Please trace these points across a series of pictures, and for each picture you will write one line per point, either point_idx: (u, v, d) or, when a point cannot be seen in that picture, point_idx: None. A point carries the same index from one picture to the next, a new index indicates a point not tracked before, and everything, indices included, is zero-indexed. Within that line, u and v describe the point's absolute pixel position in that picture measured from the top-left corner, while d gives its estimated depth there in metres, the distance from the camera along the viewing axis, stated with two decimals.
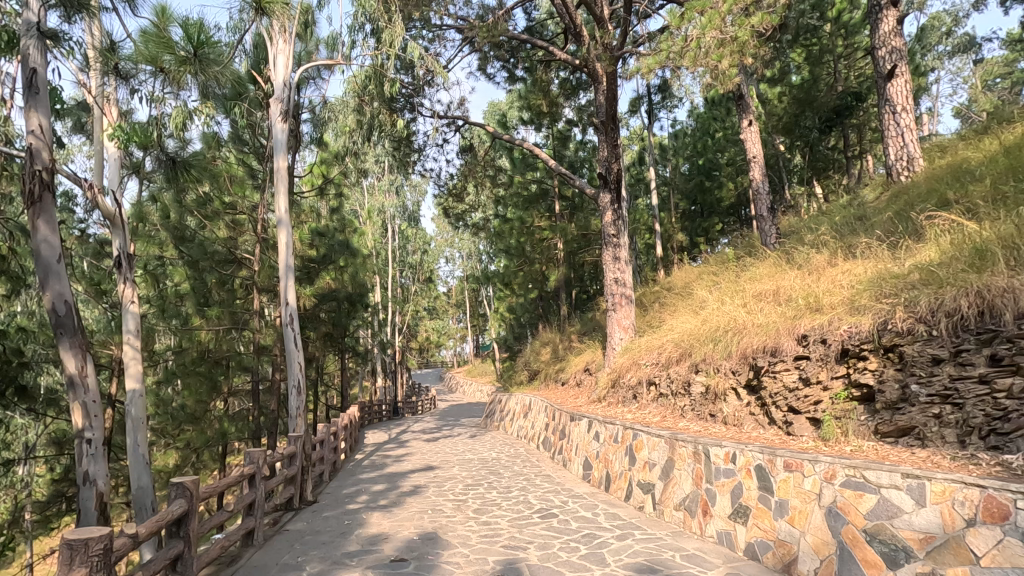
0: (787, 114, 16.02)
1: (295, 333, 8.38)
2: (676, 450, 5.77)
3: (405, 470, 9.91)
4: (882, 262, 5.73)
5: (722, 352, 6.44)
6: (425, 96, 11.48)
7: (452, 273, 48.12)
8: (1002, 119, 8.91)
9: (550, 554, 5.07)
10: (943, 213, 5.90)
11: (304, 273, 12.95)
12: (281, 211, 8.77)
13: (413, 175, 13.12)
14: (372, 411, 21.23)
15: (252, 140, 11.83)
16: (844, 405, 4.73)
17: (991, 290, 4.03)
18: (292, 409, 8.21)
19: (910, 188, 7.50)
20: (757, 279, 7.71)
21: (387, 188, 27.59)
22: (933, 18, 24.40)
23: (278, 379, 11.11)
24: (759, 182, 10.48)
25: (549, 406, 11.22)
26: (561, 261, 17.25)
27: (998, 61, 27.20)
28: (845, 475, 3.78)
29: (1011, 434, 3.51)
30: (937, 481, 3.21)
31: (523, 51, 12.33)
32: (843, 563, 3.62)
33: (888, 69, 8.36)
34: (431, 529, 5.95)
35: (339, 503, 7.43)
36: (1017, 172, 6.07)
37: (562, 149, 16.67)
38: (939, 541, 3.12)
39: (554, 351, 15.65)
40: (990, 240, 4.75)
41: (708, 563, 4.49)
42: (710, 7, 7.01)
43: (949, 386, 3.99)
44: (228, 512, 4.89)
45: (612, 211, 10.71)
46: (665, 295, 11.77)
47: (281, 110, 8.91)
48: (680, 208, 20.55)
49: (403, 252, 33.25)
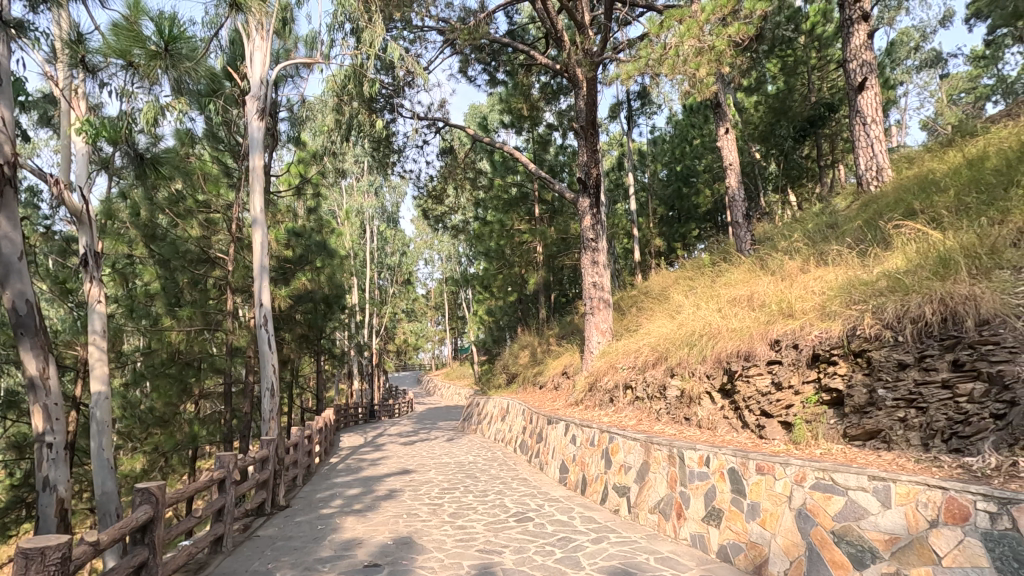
0: (764, 123, 16.69)
1: (268, 334, 8.25)
2: (651, 453, 5.82)
3: (381, 474, 9.80)
4: (851, 270, 5.87)
5: (696, 356, 6.53)
6: (405, 98, 11.37)
7: (431, 275, 47.91)
8: (965, 132, 9.23)
9: (524, 558, 5.05)
10: (909, 223, 6.08)
11: (280, 274, 12.74)
12: (257, 210, 8.61)
13: (393, 176, 13.01)
14: (348, 414, 20.98)
15: (227, 138, 11.63)
16: (815, 409, 4.84)
17: (953, 297, 4.16)
18: (265, 412, 8.04)
19: (879, 198, 7.71)
20: (731, 285, 7.84)
21: (366, 189, 27.40)
22: (901, 33, 25.25)
23: (252, 381, 10.90)
24: (735, 190, 10.64)
25: (526, 410, 11.23)
26: (540, 264, 17.30)
27: (962, 76, 28.19)
28: (814, 477, 3.86)
29: (972, 437, 3.63)
30: (902, 483, 3.30)
31: (504, 54, 12.26)
32: (812, 563, 3.69)
33: (859, 81, 8.59)
34: (405, 534, 5.88)
35: (312, 508, 7.31)
36: (980, 182, 6.27)
37: (543, 153, 16.76)
38: (904, 542, 3.19)
39: (532, 353, 15.71)
40: (953, 249, 4.90)
41: (681, 566, 4.54)
42: (688, 16, 7.12)
43: (914, 390, 4.11)
44: (196, 518, 4.77)
45: (591, 215, 10.79)
46: (642, 299, 11.88)
47: (257, 108, 8.76)
48: (658, 213, 20.81)
49: (381, 253, 32.97)
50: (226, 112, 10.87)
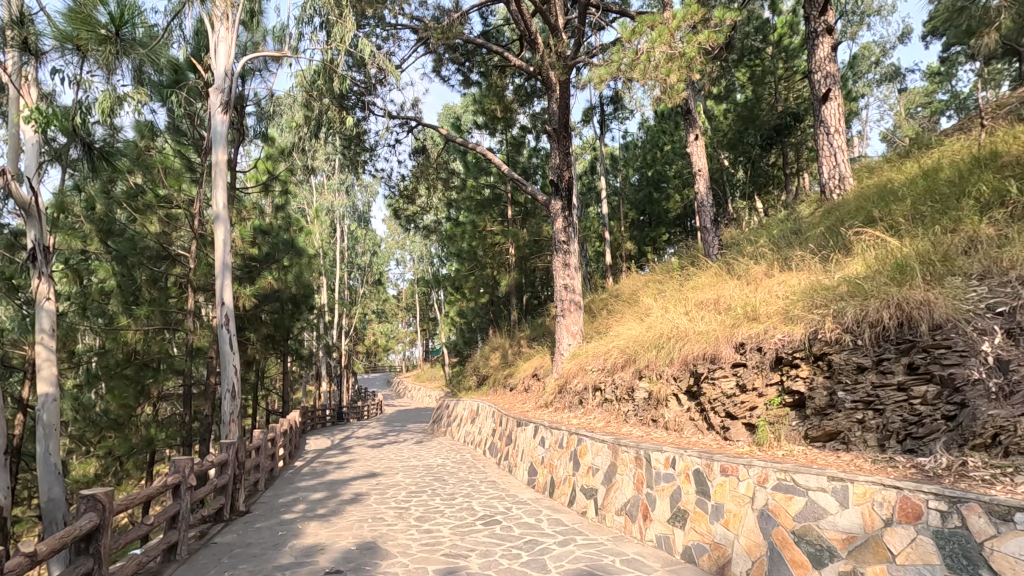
0: (732, 130, 16.97)
1: (230, 333, 7.95)
2: (619, 455, 5.84)
3: (347, 477, 9.60)
4: (814, 275, 6.02)
5: (664, 359, 6.58)
6: (377, 96, 11.13)
7: (403, 275, 47.54)
8: (921, 144, 9.60)
9: (491, 561, 5.00)
10: (869, 230, 6.28)
11: (244, 272, 12.30)
12: (220, 206, 8.32)
13: (364, 175, 12.80)
14: (315, 416, 20.57)
15: (191, 131, 11.24)
16: (777, 411, 4.94)
17: (909, 302, 4.27)
18: (226, 414, 7.79)
19: (841, 205, 7.94)
20: (699, 288, 7.98)
21: (337, 188, 27.10)
22: (864, 47, 26.28)
23: (213, 382, 10.57)
24: (703, 195, 10.81)
25: (496, 412, 11.17)
26: (512, 266, 17.22)
27: (918, 91, 29.48)
28: (776, 479, 3.91)
29: (925, 438, 3.75)
30: (859, 483, 3.37)
31: (479, 55, 12.20)
32: (773, 564, 3.75)
33: (823, 92, 8.83)
34: (370, 539, 5.76)
35: (274, 513, 7.08)
36: (934, 192, 6.51)
37: (516, 155, 16.80)
38: (860, 541, 3.27)
39: (503, 355, 15.71)
40: (910, 256, 5.05)
41: (647, 567, 4.55)
42: (659, 23, 7.22)
43: (871, 393, 4.22)
44: (149, 526, 4.55)
45: (563, 218, 10.82)
46: (613, 301, 11.95)
47: (221, 100, 8.44)
48: (629, 217, 21.08)
49: (352, 253, 32.54)
50: (189, 104, 10.50)
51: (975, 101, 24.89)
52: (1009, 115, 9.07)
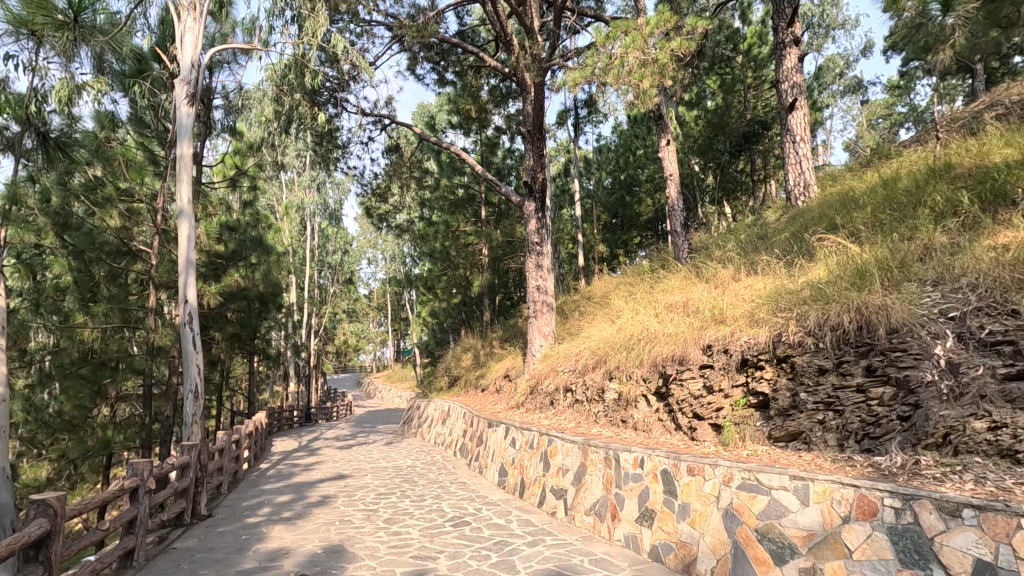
0: (702, 136, 17.30)
1: (193, 332, 7.67)
2: (588, 456, 5.89)
3: (314, 480, 9.43)
4: (779, 279, 6.18)
5: (634, 360, 6.67)
6: (350, 92, 10.96)
7: (374, 275, 47.02)
8: (881, 154, 9.97)
9: (460, 563, 4.97)
10: (832, 236, 6.48)
11: (210, 270, 11.96)
12: (184, 201, 8.06)
13: (336, 173, 12.61)
14: (282, 418, 20.18)
15: (155, 124, 10.91)
16: (742, 412, 5.05)
17: (868, 307, 4.43)
18: (187, 415, 7.56)
19: (805, 212, 8.18)
20: (669, 291, 8.11)
21: (308, 185, 26.66)
22: (829, 59, 27.17)
23: (174, 381, 10.25)
24: (674, 200, 10.99)
25: (467, 413, 11.13)
26: (485, 266, 17.20)
27: (879, 103, 30.54)
28: (740, 478, 3.99)
29: (881, 438, 3.88)
30: (819, 482, 3.47)
31: (454, 55, 12.17)
32: (737, 562, 3.83)
33: (789, 101, 9.09)
34: (336, 542, 5.67)
35: (237, 517, 6.90)
36: (893, 201, 6.75)
37: (490, 155, 16.78)
38: (819, 538, 3.37)
39: (475, 356, 15.68)
40: (869, 262, 5.23)
41: (614, 566, 4.60)
42: (633, 28, 7.33)
43: (832, 394, 4.35)
44: (104, 531, 4.38)
45: (536, 219, 10.86)
46: (585, 303, 12.03)
47: (186, 92, 8.17)
48: (602, 220, 21.31)
49: (323, 251, 32.05)
50: (153, 96, 10.19)
51: (932, 114, 25.92)
52: (962, 129, 9.49)
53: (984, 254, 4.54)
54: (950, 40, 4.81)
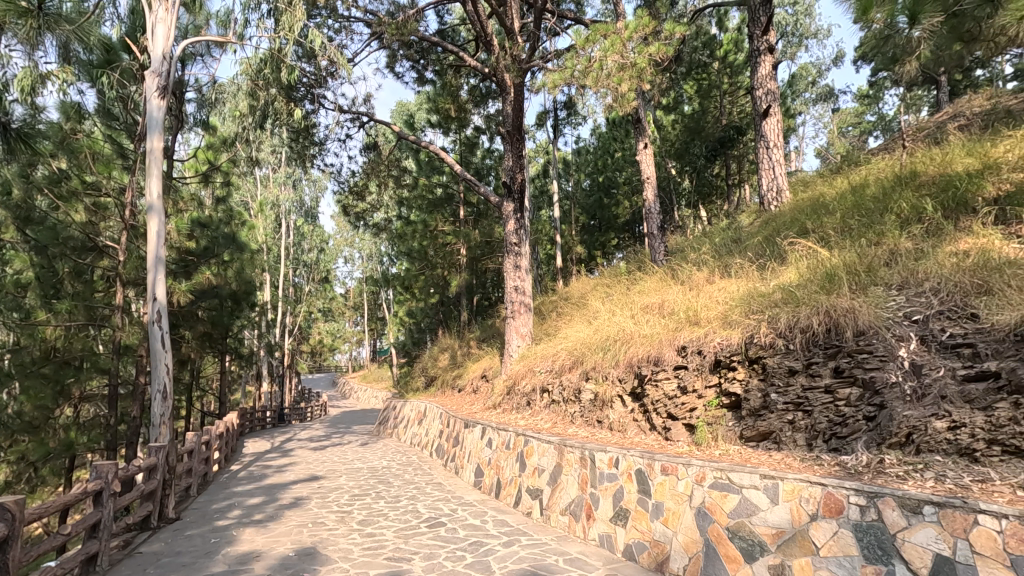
0: (679, 141, 17.54)
1: (161, 331, 7.45)
2: (564, 456, 5.92)
3: (286, 481, 9.28)
4: (751, 282, 6.30)
5: (610, 360, 6.73)
6: (327, 88, 10.80)
7: (351, 274, 46.49)
8: (851, 162, 10.25)
9: (435, 564, 4.94)
10: (802, 241, 6.63)
11: (180, 267, 11.67)
12: (154, 196, 7.86)
13: (312, 170, 12.44)
14: (254, 419, 19.79)
15: (123, 116, 10.60)
16: (715, 412, 5.13)
17: (836, 310, 4.55)
18: (155, 416, 7.35)
19: (778, 217, 8.36)
20: (645, 292, 8.21)
21: (283, 181, 26.22)
22: (802, 68, 27.82)
23: (142, 381, 9.98)
24: (651, 202, 11.11)
25: (443, 413, 11.09)
26: (463, 266, 17.14)
27: (850, 111, 31.38)
28: (712, 477, 4.06)
29: (848, 437, 3.99)
30: (788, 481, 3.54)
31: (434, 54, 12.08)
32: (708, 561, 3.90)
33: (764, 108, 9.27)
34: (309, 544, 5.59)
35: (206, 520, 6.75)
36: (861, 207, 6.94)
37: (469, 155, 16.75)
38: (788, 536, 3.45)
39: (452, 357, 15.64)
40: (838, 265, 5.37)
41: (589, 566, 4.63)
42: (612, 32, 7.39)
43: (801, 395, 4.46)
44: (65, 536, 4.23)
45: (514, 219, 10.86)
46: (562, 304, 12.08)
47: (157, 85, 7.95)
48: (580, 222, 21.45)
49: (298, 249, 31.57)
50: (122, 87, 9.88)
51: (900, 124, 26.73)
52: (927, 138, 9.81)
53: (946, 260, 4.70)
54: (915, 52, 4.96)
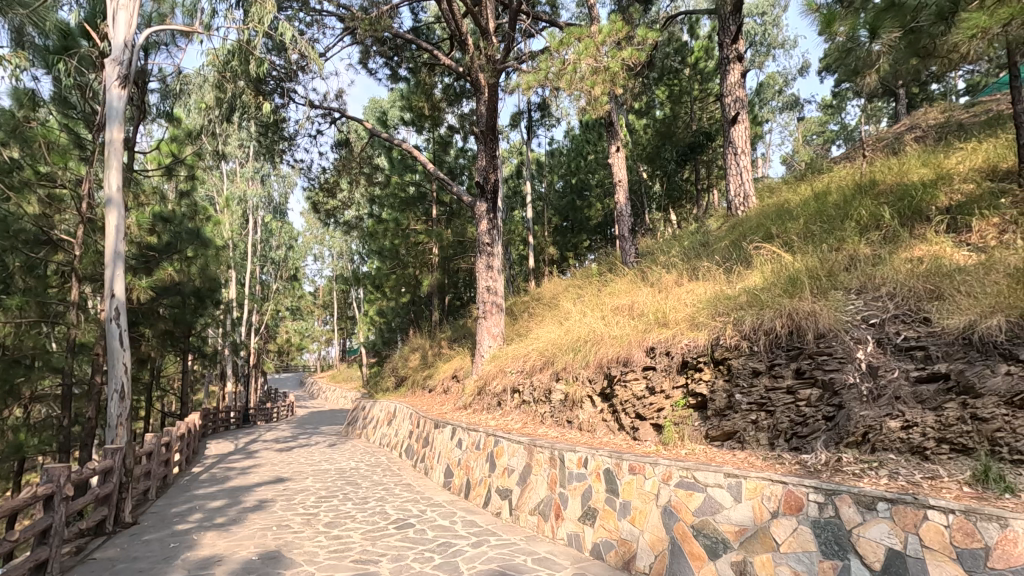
0: (650, 144, 17.79)
1: (119, 329, 7.17)
2: (534, 456, 5.95)
3: (250, 483, 9.07)
4: (719, 285, 6.44)
5: (580, 361, 6.79)
6: (298, 83, 10.60)
7: (320, 272, 45.68)
8: (815, 169, 10.57)
9: (402, 566, 4.90)
10: (767, 245, 6.81)
11: (140, 262, 11.27)
12: (113, 188, 7.57)
13: (282, 165, 12.19)
14: (218, 419, 19.27)
15: (81, 105, 10.17)
16: (682, 412, 5.22)
17: (799, 313, 4.69)
18: (111, 417, 7.07)
19: (744, 221, 8.57)
20: (616, 294, 8.31)
21: (250, 176, 25.60)
22: (770, 77, 28.54)
23: (98, 380, 9.61)
24: (623, 205, 11.24)
25: (413, 413, 10.99)
26: (434, 266, 17.03)
27: (814, 120, 32.36)
28: (678, 476, 4.13)
29: (808, 436, 4.12)
30: (751, 479, 3.63)
31: (408, 51, 11.96)
32: (674, 558, 3.96)
33: (733, 114, 9.48)
34: (273, 547, 5.48)
35: (165, 524, 6.55)
36: (823, 214, 7.17)
37: (443, 154, 16.69)
38: (750, 532, 3.53)
39: (423, 356, 15.53)
40: (801, 270, 5.54)
41: (557, 565, 4.66)
42: (586, 36, 7.45)
43: (764, 395, 4.58)
44: (13, 542, 4.05)
45: (487, 220, 10.85)
46: (534, 305, 12.11)
47: (118, 74, 7.66)
48: (553, 223, 21.56)
49: (266, 246, 30.85)
50: (80, 75, 9.50)
51: (861, 134, 27.68)
52: (887, 148, 10.18)
53: (902, 266, 4.89)
54: (876, 66, 5.13)
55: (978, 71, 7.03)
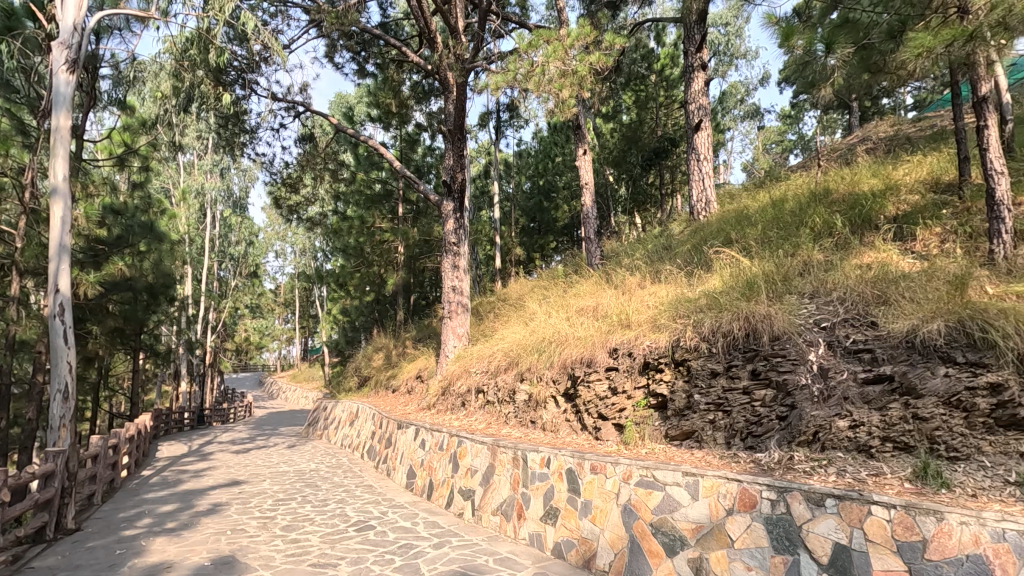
0: (617, 148, 18.08)
1: (64, 326, 6.81)
2: (497, 456, 5.95)
3: (204, 487, 8.76)
4: (680, 288, 6.59)
5: (545, 362, 6.83)
6: (261, 75, 10.31)
7: (282, 269, 44.59)
8: (773, 177, 10.93)
9: (362, 569, 4.81)
10: (727, 250, 7.01)
11: (88, 256, 10.73)
12: (59, 178, 7.19)
13: (242, 159, 11.83)
14: (171, 421, 18.55)
15: (25, 88, 9.62)
16: (642, 412, 5.32)
17: (755, 315, 4.84)
18: (53, 419, 6.70)
19: (706, 226, 8.80)
20: (581, 295, 8.39)
21: (209, 169, 24.77)
22: (733, 86, 29.37)
23: (39, 379, 9.12)
24: (589, 208, 11.36)
25: (377, 414, 10.84)
26: (400, 265, 16.85)
27: (773, 130, 33.47)
28: (639, 475, 4.20)
29: (762, 436, 4.25)
30: (708, 477, 3.73)
31: (376, 46, 11.79)
32: (633, 555, 4.03)
33: (696, 121, 9.71)
34: (227, 553, 5.31)
35: (111, 530, 6.26)
36: (780, 220, 7.41)
37: (410, 152, 16.54)
38: (706, 530, 3.62)
39: (387, 356, 15.33)
40: (758, 274, 5.72)
41: (519, 565, 4.67)
42: (555, 39, 7.49)
43: (722, 395, 4.70)
44: None
45: (454, 219, 10.81)
46: (500, 305, 12.13)
47: (66, 58, 7.29)
48: (520, 223, 21.63)
49: (224, 241, 29.90)
50: (24, 57, 8.99)
51: (817, 144, 28.79)
52: (840, 159, 10.62)
53: (852, 272, 5.11)
54: (830, 79, 5.36)
55: (924, 88, 7.41)
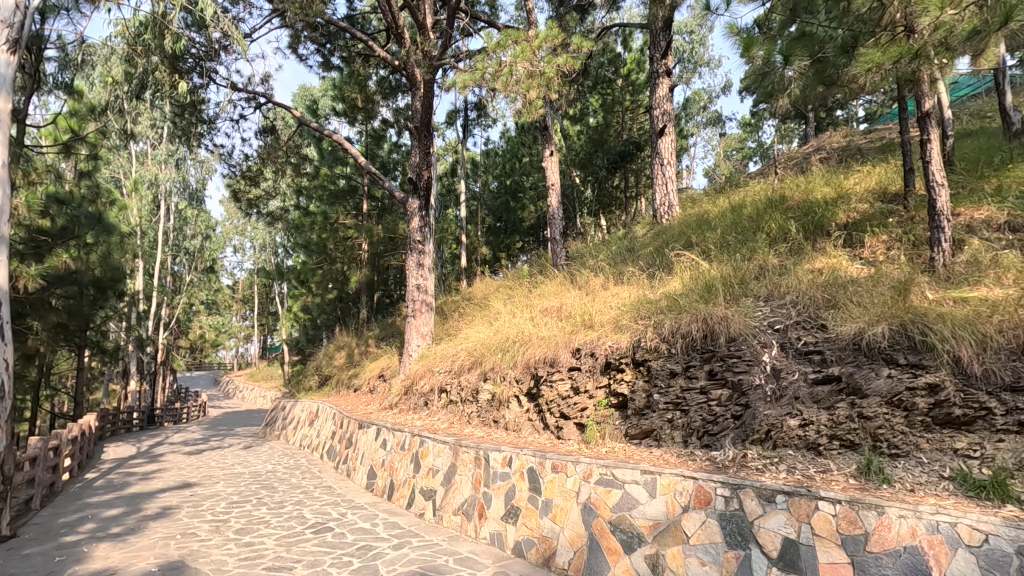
0: (583, 151, 18.25)
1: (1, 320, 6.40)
2: (459, 456, 5.93)
3: (153, 490, 8.42)
4: (642, 290, 6.70)
5: (508, 362, 6.84)
6: (220, 63, 10.00)
7: (240, 265, 43.28)
8: (732, 183, 11.24)
9: (319, 572, 4.72)
10: (687, 253, 7.17)
11: (30, 247, 10.15)
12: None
13: (199, 150, 11.42)
14: (118, 421, 17.73)
15: None
16: (603, 411, 5.39)
17: (713, 317, 4.96)
18: None
19: (669, 229, 8.98)
20: (545, 295, 8.44)
21: (163, 159, 23.82)
22: (696, 93, 30.11)
23: None
24: (555, 209, 11.44)
25: (337, 414, 10.64)
26: (364, 262, 16.61)
27: (734, 137, 34.46)
28: (599, 473, 4.26)
29: (718, 434, 4.38)
30: (665, 475, 3.81)
31: (342, 39, 11.53)
32: (592, 553, 4.09)
33: (660, 126, 9.89)
34: (176, 558, 5.11)
35: (50, 536, 5.95)
36: (739, 225, 7.64)
37: (376, 147, 16.32)
38: (662, 526, 3.70)
39: (349, 355, 15.06)
40: (716, 277, 5.87)
41: (479, 564, 4.67)
42: (523, 39, 7.50)
43: (680, 395, 4.81)
44: None
45: (419, 217, 10.70)
46: (465, 305, 12.07)
47: (7, 37, 6.72)
48: (486, 223, 21.58)
49: (179, 234, 28.80)
50: None
51: (774, 152, 29.75)
52: (796, 167, 11.01)
53: (804, 276, 5.30)
54: (787, 90, 5.54)
55: (874, 102, 7.74)
